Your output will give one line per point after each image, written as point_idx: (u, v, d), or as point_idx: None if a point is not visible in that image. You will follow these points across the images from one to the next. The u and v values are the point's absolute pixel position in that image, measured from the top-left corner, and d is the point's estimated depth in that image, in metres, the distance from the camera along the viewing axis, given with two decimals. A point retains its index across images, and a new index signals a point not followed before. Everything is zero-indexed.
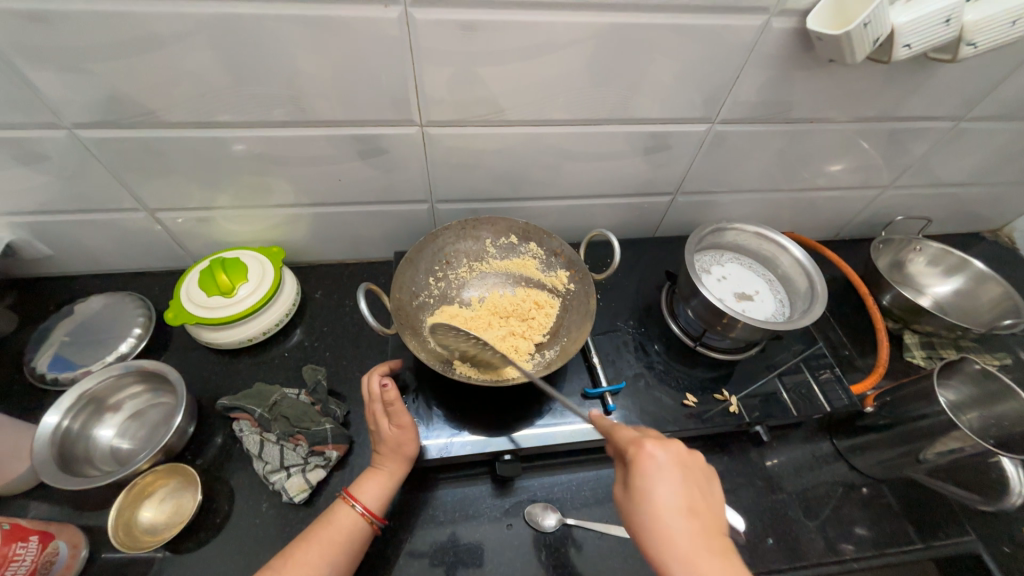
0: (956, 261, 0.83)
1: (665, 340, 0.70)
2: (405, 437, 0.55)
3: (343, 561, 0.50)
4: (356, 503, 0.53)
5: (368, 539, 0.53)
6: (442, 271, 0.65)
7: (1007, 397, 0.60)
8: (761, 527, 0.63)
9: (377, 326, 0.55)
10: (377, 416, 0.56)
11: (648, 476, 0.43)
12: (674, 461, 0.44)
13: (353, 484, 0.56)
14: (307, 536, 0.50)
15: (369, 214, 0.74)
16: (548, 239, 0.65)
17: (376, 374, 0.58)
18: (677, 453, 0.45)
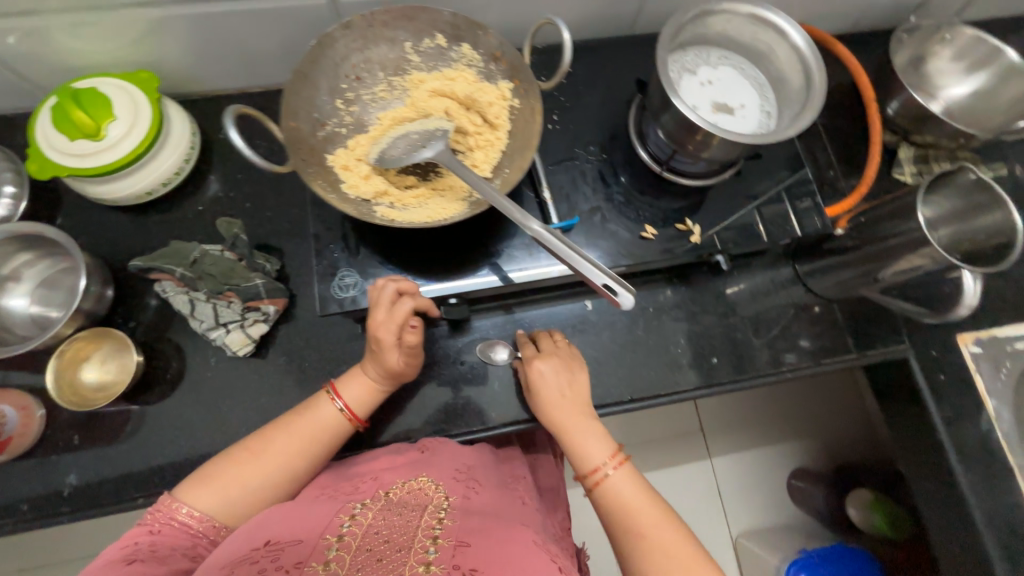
0: (989, 50, 0.70)
1: (630, 168, 0.62)
2: (407, 367, 0.53)
3: (319, 452, 0.51)
4: (337, 399, 0.52)
5: (347, 434, 0.53)
6: (352, 91, 0.51)
7: (991, 209, 0.55)
8: (708, 348, 0.65)
9: (269, 167, 0.46)
10: (384, 340, 0.50)
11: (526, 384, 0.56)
12: (543, 366, 0.55)
13: (339, 379, 0.54)
14: (285, 423, 0.51)
15: (251, 15, 0.56)
16: (483, 36, 0.50)
17: (397, 293, 0.52)
18: (565, 354, 0.57)
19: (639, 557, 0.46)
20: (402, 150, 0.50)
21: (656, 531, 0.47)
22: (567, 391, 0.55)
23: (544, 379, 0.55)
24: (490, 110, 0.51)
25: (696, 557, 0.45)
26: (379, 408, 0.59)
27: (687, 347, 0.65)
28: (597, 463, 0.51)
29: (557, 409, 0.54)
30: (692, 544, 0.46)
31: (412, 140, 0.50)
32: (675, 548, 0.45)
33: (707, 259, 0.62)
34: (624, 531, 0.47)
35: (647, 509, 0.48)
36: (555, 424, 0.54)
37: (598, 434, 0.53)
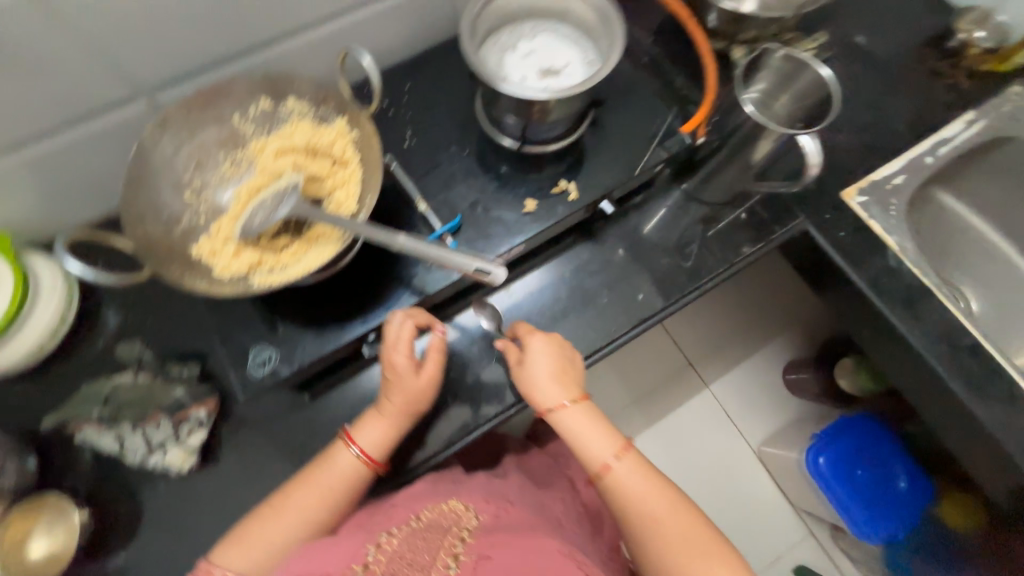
0: None
1: (495, 155, 0.64)
2: (425, 391, 0.55)
3: (341, 502, 0.51)
4: (352, 444, 0.52)
5: (367, 480, 0.53)
6: (197, 179, 0.52)
7: (805, 68, 0.61)
8: (631, 288, 0.68)
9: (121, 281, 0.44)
10: (398, 363, 0.53)
11: (518, 376, 0.56)
12: (535, 355, 0.55)
13: (354, 425, 0.55)
14: (303, 476, 0.51)
15: (75, 143, 0.55)
16: (299, 85, 0.53)
17: (410, 318, 0.55)
18: (554, 347, 0.57)
19: (645, 537, 0.49)
20: (261, 215, 0.49)
21: (661, 512, 0.50)
22: (563, 383, 0.55)
23: (536, 370, 0.55)
24: (334, 149, 0.52)
25: (701, 533, 0.48)
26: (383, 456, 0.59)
27: (612, 294, 0.67)
28: (603, 457, 0.53)
29: (552, 397, 0.55)
30: (698, 521, 0.50)
31: (269, 203, 0.50)
32: (681, 526, 0.49)
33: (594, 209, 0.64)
34: (632, 514, 0.50)
35: (651, 493, 0.51)
36: (551, 412, 0.54)
37: (598, 423, 0.54)
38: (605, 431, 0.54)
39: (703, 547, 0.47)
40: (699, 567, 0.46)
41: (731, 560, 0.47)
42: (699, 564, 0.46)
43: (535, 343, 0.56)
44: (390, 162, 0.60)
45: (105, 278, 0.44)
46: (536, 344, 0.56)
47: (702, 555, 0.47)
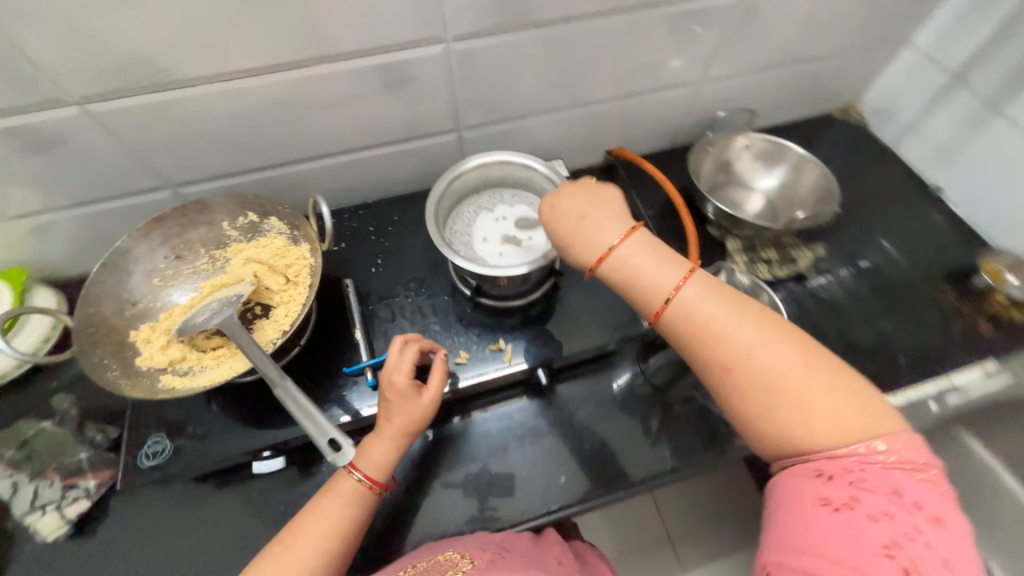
0: (775, 150, 0.81)
1: (450, 299, 0.65)
2: (427, 415, 0.52)
3: (345, 537, 0.47)
4: (354, 471, 0.49)
5: (373, 506, 0.50)
6: (171, 268, 0.57)
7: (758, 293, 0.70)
8: (557, 465, 0.60)
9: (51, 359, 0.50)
10: (398, 383, 0.51)
11: (634, 276, 0.46)
12: (654, 253, 0.47)
13: (354, 450, 0.51)
14: (308, 506, 0.48)
15: (102, 214, 0.65)
16: (283, 209, 0.58)
17: (414, 342, 0.55)
18: (598, 198, 0.51)
19: (746, 392, 0.42)
20: (202, 316, 0.53)
21: (766, 357, 0.42)
22: (712, 307, 0.44)
23: (667, 270, 0.46)
24: (292, 271, 0.57)
25: (805, 383, 0.41)
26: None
27: (539, 464, 0.60)
28: (800, 418, 0.40)
29: (695, 323, 0.44)
30: (819, 361, 0.42)
31: (214, 306, 0.54)
32: (777, 373, 0.41)
33: (529, 375, 0.63)
34: (715, 351, 0.43)
35: (752, 331, 0.43)
36: (705, 330, 0.44)
37: (661, 258, 0.46)
38: (666, 258, 0.47)
39: (831, 404, 0.40)
40: (815, 425, 0.40)
41: (866, 426, 0.39)
42: (806, 420, 0.40)
43: (568, 198, 0.51)
44: (347, 283, 0.64)
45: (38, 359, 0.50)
46: (578, 197, 0.50)
47: (815, 405, 0.40)
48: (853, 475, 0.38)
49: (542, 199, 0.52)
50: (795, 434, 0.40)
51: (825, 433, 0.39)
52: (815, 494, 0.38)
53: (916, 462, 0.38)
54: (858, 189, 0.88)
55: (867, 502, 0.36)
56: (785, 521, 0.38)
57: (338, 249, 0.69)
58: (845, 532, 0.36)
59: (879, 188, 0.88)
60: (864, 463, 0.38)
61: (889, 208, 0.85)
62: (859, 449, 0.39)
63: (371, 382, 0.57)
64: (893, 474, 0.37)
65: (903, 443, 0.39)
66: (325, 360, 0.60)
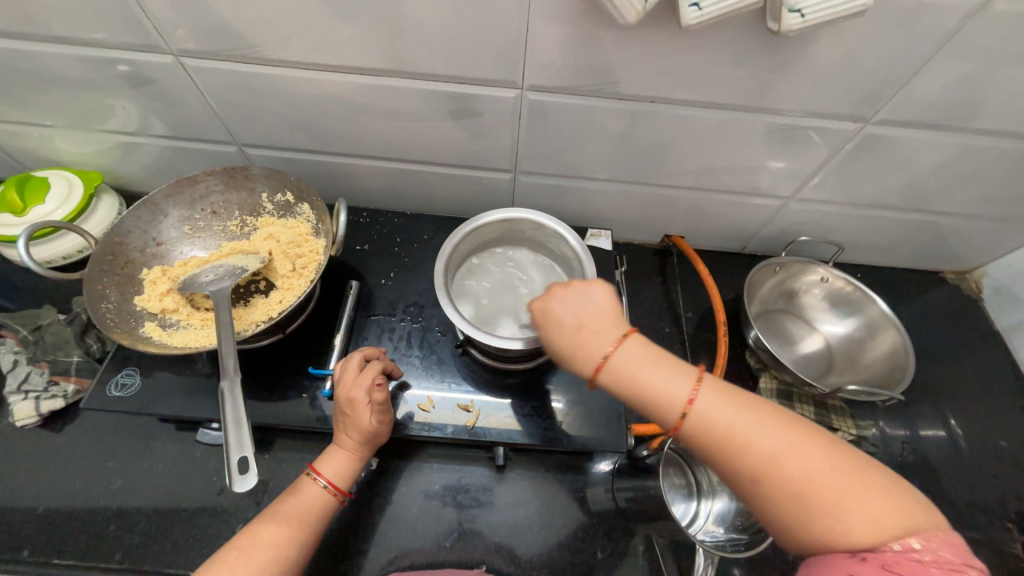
0: (855, 298, 0.71)
1: (442, 335, 0.64)
2: (382, 430, 0.52)
3: (308, 540, 0.47)
4: (319, 477, 0.50)
5: (333, 514, 0.51)
6: (204, 221, 0.61)
7: None
8: (481, 551, 0.59)
9: (57, 277, 0.54)
10: (358, 400, 0.51)
11: (634, 380, 0.41)
12: (643, 352, 0.42)
13: (317, 458, 0.53)
14: (270, 509, 0.48)
15: (176, 150, 0.70)
16: (315, 201, 0.59)
17: (359, 362, 0.54)
18: (590, 302, 0.45)
19: (788, 500, 0.36)
20: (206, 277, 0.56)
21: (794, 459, 0.36)
22: (723, 417, 0.39)
23: (667, 375, 0.41)
24: (301, 261, 0.58)
25: (839, 483, 0.35)
26: (144, 527, 0.56)
27: (466, 535, 0.60)
28: (844, 526, 0.34)
29: (710, 434, 0.39)
30: (849, 457, 0.37)
31: (221, 271, 0.57)
32: (810, 476, 0.36)
33: (490, 445, 0.60)
34: (742, 460, 0.38)
35: (774, 434, 0.38)
36: (723, 443, 0.38)
37: (668, 366, 0.41)
38: (672, 365, 0.42)
39: (867, 501, 0.34)
40: (851, 521, 0.34)
41: (900, 517, 0.34)
42: (843, 520, 0.34)
43: (561, 298, 0.46)
44: (353, 286, 0.65)
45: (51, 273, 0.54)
46: (573, 296, 0.45)
47: (848, 500, 0.35)
48: (890, 563, 0.32)
49: (533, 304, 0.47)
50: (837, 537, 0.34)
51: (865, 531, 0.34)
52: (851, 572, 0.33)
53: (953, 562, 0.32)
54: (933, 368, 0.76)
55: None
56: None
57: (359, 249, 0.71)
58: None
59: (961, 376, 0.76)
60: (904, 558, 0.32)
61: (964, 405, 0.73)
62: (896, 546, 0.33)
63: (326, 392, 0.57)
64: (933, 572, 0.32)
65: (939, 540, 0.33)
66: (303, 352, 0.61)
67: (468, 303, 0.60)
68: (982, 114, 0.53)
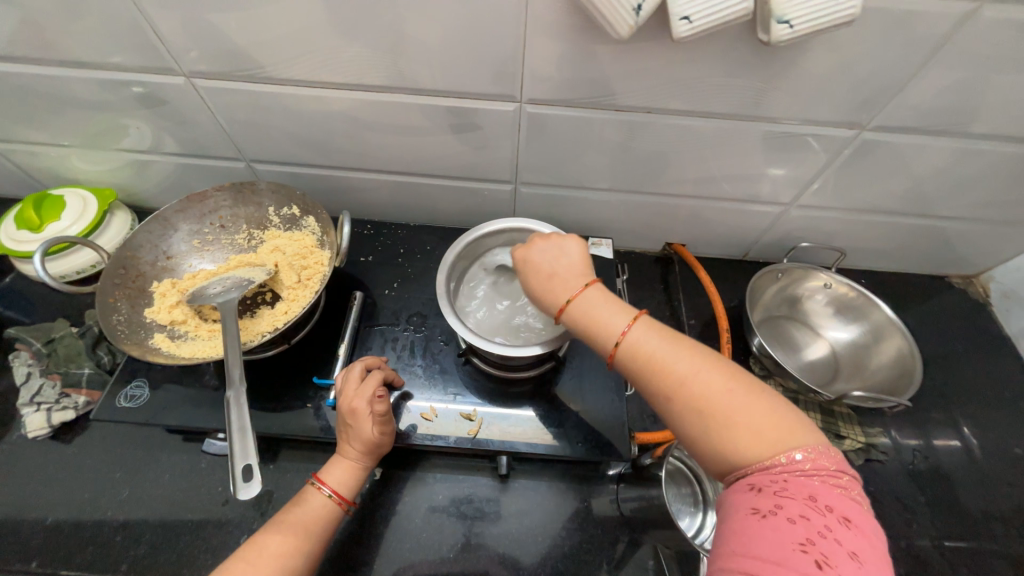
0: (860, 303, 0.70)
1: (445, 345, 0.65)
2: (384, 440, 0.52)
3: (314, 550, 0.47)
4: (323, 486, 0.50)
5: (338, 524, 0.51)
6: (213, 235, 0.63)
7: None
8: (485, 562, 0.58)
9: (70, 290, 0.56)
10: (359, 410, 0.51)
11: (579, 313, 0.43)
12: (590, 291, 0.44)
13: (321, 469, 0.53)
14: (275, 520, 0.48)
15: (188, 167, 0.72)
16: (320, 214, 0.60)
17: (359, 371, 0.54)
18: (564, 253, 0.48)
19: (691, 420, 0.37)
20: (213, 289, 0.57)
21: (701, 380, 0.37)
22: (646, 344, 0.40)
23: (608, 310, 0.42)
24: (306, 272, 0.59)
25: (735, 401, 0.36)
26: (151, 538, 0.56)
27: (470, 545, 0.59)
28: (739, 444, 0.35)
29: (635, 359, 0.40)
30: (750, 381, 0.37)
31: (228, 283, 0.58)
32: (712, 397, 0.36)
33: (493, 455, 0.60)
34: (657, 382, 0.39)
35: (687, 357, 0.38)
36: (644, 367, 0.39)
37: (611, 303, 0.43)
38: (615, 303, 0.43)
39: (759, 417, 0.35)
40: (745, 440, 0.34)
41: (791, 436, 0.34)
42: (736, 435, 0.35)
43: (541, 248, 0.48)
44: (357, 297, 0.66)
45: (65, 287, 0.56)
46: (550, 248, 0.48)
47: (745, 421, 0.35)
48: (778, 485, 0.32)
49: (516, 251, 0.50)
50: (732, 454, 0.35)
51: (755, 447, 0.34)
52: (746, 503, 0.32)
53: (832, 471, 0.33)
54: (942, 374, 0.75)
55: (789, 506, 0.31)
56: (723, 533, 0.33)
57: (364, 260, 0.72)
58: (772, 535, 0.30)
59: (972, 382, 0.75)
60: (789, 474, 0.33)
61: (976, 412, 0.72)
62: (782, 459, 0.33)
63: (331, 402, 0.58)
64: (814, 483, 0.32)
65: (820, 452, 0.34)
66: (308, 362, 0.62)
67: (469, 312, 0.61)
68: (979, 119, 0.53)
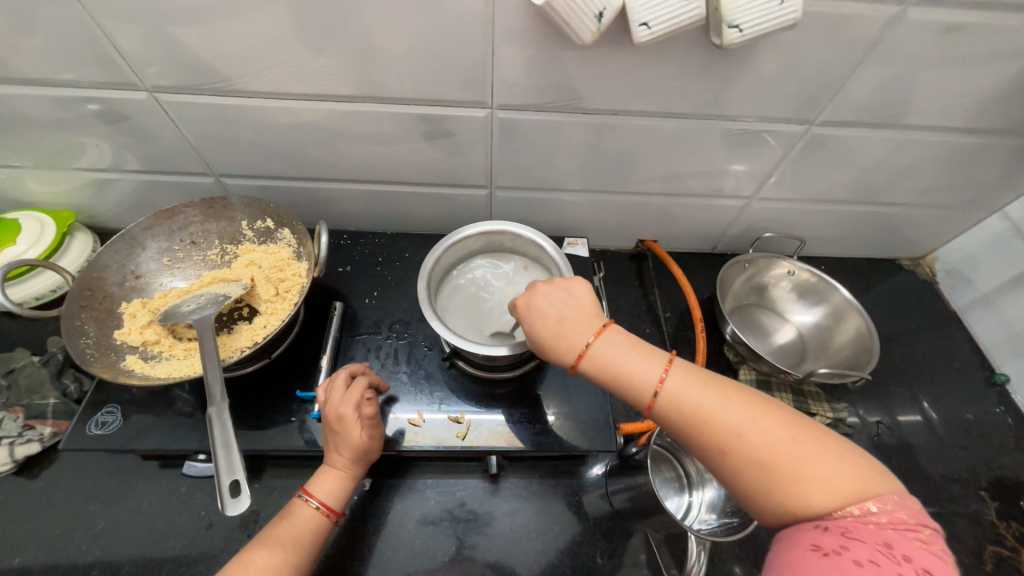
0: (821, 288, 0.75)
1: (429, 350, 0.65)
2: (373, 446, 0.52)
3: (303, 562, 0.46)
4: (310, 498, 0.50)
5: (327, 534, 0.50)
6: (184, 251, 0.62)
7: None
8: (480, 564, 0.59)
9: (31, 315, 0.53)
10: (348, 417, 0.51)
11: (607, 364, 0.44)
12: (612, 339, 0.45)
13: (309, 479, 0.52)
14: (263, 534, 0.47)
15: (152, 183, 0.70)
16: (295, 225, 0.60)
17: (345, 380, 0.54)
18: (573, 297, 0.48)
19: (753, 471, 0.38)
20: (187, 307, 0.55)
21: (756, 430, 0.38)
22: (687, 393, 0.41)
23: (636, 358, 0.44)
24: (284, 284, 0.58)
25: (795, 451, 0.37)
26: (130, 570, 0.54)
27: (464, 548, 0.60)
28: (808, 495, 0.36)
29: (679, 411, 0.41)
30: (806, 427, 0.39)
31: (202, 300, 0.56)
32: (772, 447, 0.37)
33: (482, 456, 0.61)
34: (710, 434, 0.40)
35: (736, 406, 0.40)
36: (691, 419, 0.41)
37: (638, 351, 0.44)
38: (642, 350, 0.44)
39: (825, 468, 0.36)
40: (814, 490, 0.35)
41: (861, 483, 0.35)
42: (804, 486, 0.36)
43: (545, 294, 0.49)
44: (337, 307, 0.66)
45: (27, 312, 0.53)
46: (555, 293, 0.48)
47: (810, 471, 0.36)
48: (846, 528, 0.33)
49: (518, 300, 0.50)
50: (800, 505, 0.36)
51: (825, 496, 0.35)
52: (810, 540, 0.34)
53: (910, 524, 0.34)
54: (899, 350, 0.80)
55: (856, 548, 0.32)
56: (784, 566, 0.34)
57: (342, 270, 0.72)
58: (834, 572, 0.31)
59: (926, 356, 0.80)
60: (860, 523, 0.34)
61: (931, 383, 0.77)
62: (854, 510, 0.34)
63: (314, 414, 0.57)
64: (888, 533, 0.33)
65: (895, 503, 0.35)
66: (289, 376, 0.61)
67: (452, 316, 0.62)
68: (913, 112, 0.58)
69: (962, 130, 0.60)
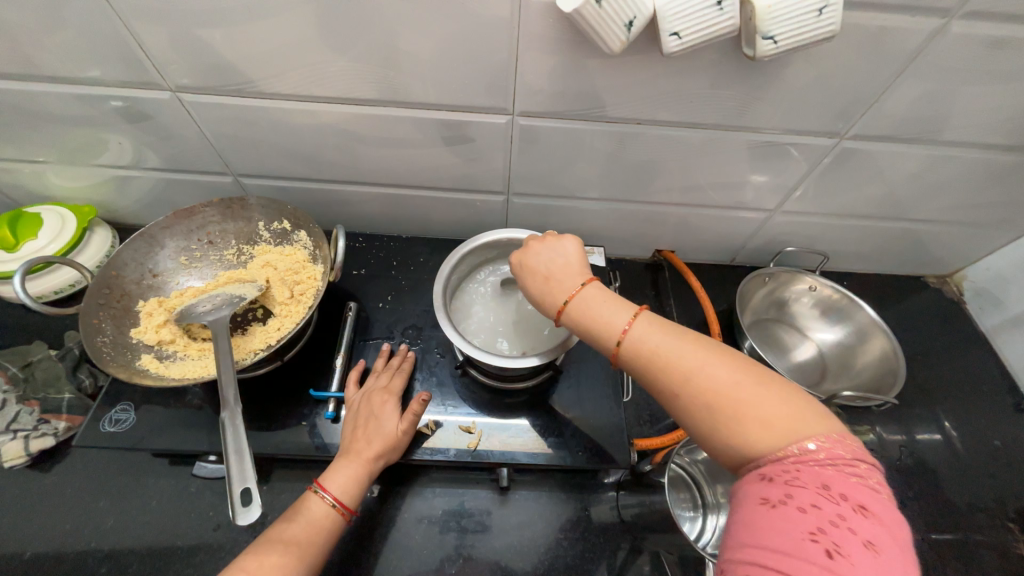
0: (845, 306, 0.72)
1: (440, 356, 0.64)
2: (403, 442, 0.53)
3: (314, 557, 0.46)
4: (325, 493, 0.49)
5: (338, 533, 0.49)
6: (201, 250, 0.62)
7: None
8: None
9: (50, 311, 0.53)
10: (387, 410, 0.54)
11: (579, 314, 0.44)
12: (589, 293, 0.44)
13: (324, 472, 0.51)
14: (275, 530, 0.46)
15: (172, 182, 0.71)
16: (311, 228, 0.60)
17: (386, 375, 0.59)
18: (563, 255, 0.48)
19: (700, 413, 0.36)
20: (202, 307, 0.55)
21: (706, 371, 0.37)
22: (649, 340, 0.40)
23: (606, 309, 0.43)
24: (300, 287, 0.58)
25: (740, 393, 0.35)
26: (137, 568, 0.54)
27: (470, 558, 0.59)
28: (746, 437, 0.34)
29: (638, 357, 0.40)
30: (760, 373, 0.37)
31: (217, 300, 0.56)
32: (718, 389, 0.36)
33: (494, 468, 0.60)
34: (664, 377, 0.38)
35: (691, 350, 0.38)
36: (651, 364, 0.39)
37: (612, 302, 0.43)
38: (619, 301, 0.43)
39: (767, 408, 0.34)
40: (752, 431, 0.34)
41: (802, 423, 0.33)
42: (745, 427, 0.34)
43: (538, 253, 0.49)
44: (351, 309, 0.66)
45: (46, 310, 0.54)
46: (546, 251, 0.48)
47: (752, 411, 0.34)
48: (789, 475, 0.32)
49: (514, 256, 0.50)
50: (739, 444, 0.34)
51: (765, 437, 0.34)
52: (757, 494, 0.32)
53: (848, 460, 0.32)
54: (923, 370, 0.78)
55: (798, 495, 0.30)
56: (735, 526, 0.32)
57: (356, 273, 0.72)
58: (780, 524, 0.30)
59: (951, 377, 0.77)
60: (800, 463, 0.32)
61: (958, 407, 0.74)
62: (793, 450, 0.32)
63: (330, 414, 0.57)
64: (827, 472, 0.31)
65: (834, 440, 0.33)
66: (300, 378, 0.61)
67: (466, 324, 0.61)
68: (949, 127, 0.56)
69: (999, 147, 0.58)
